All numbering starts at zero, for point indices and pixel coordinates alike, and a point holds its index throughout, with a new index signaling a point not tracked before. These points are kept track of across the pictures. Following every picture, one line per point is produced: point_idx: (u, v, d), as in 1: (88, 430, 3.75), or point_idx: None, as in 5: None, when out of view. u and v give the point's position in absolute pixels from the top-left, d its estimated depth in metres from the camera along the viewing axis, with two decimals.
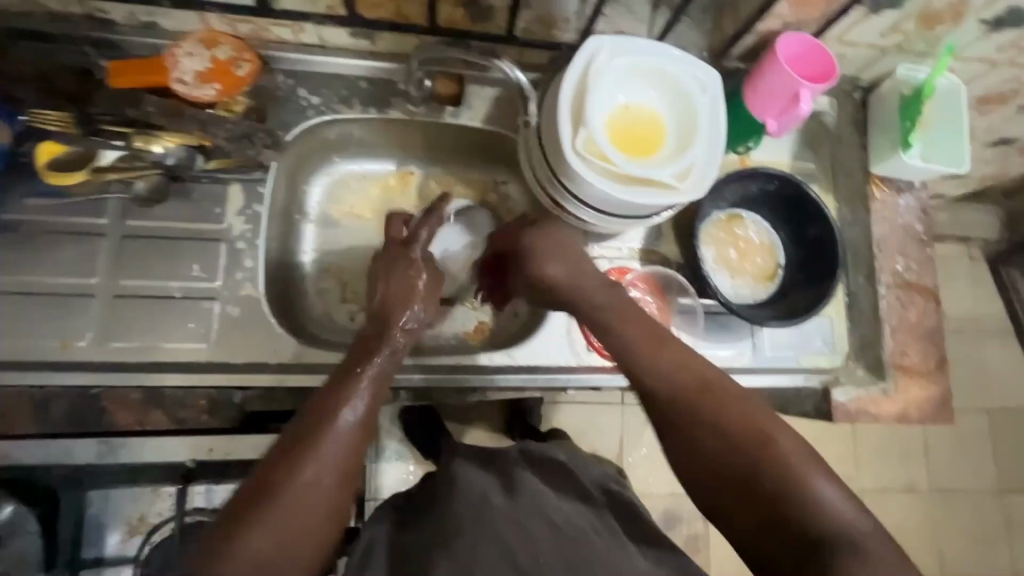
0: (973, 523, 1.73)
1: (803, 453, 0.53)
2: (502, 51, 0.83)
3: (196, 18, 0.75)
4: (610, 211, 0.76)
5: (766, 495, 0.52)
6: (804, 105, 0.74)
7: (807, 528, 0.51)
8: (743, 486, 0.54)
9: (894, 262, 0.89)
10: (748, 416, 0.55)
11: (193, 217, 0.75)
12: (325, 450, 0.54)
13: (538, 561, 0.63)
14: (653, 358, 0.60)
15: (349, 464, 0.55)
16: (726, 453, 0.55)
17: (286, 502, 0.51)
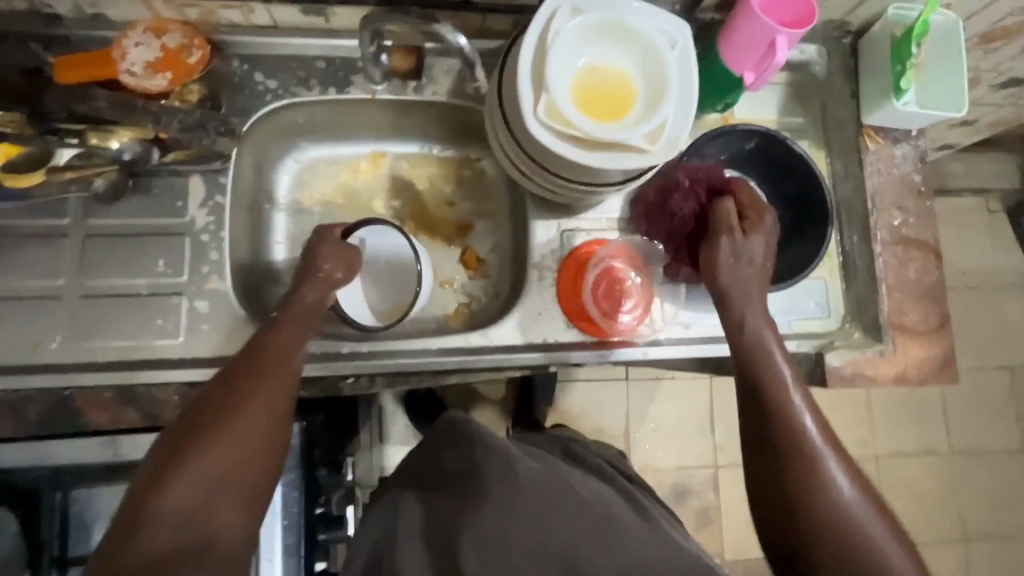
0: (994, 484, 1.68)
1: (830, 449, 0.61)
2: (463, 19, 0.79)
3: (142, 6, 0.73)
4: (580, 180, 0.73)
5: (784, 471, 0.61)
6: (780, 53, 0.69)
7: (809, 504, 0.59)
8: (777, 465, 0.61)
9: (891, 216, 0.84)
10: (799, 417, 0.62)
11: (155, 212, 0.74)
12: (250, 407, 0.60)
13: (570, 535, 0.61)
14: (761, 351, 0.66)
15: (273, 417, 0.61)
16: (781, 438, 0.62)
17: (205, 460, 0.56)
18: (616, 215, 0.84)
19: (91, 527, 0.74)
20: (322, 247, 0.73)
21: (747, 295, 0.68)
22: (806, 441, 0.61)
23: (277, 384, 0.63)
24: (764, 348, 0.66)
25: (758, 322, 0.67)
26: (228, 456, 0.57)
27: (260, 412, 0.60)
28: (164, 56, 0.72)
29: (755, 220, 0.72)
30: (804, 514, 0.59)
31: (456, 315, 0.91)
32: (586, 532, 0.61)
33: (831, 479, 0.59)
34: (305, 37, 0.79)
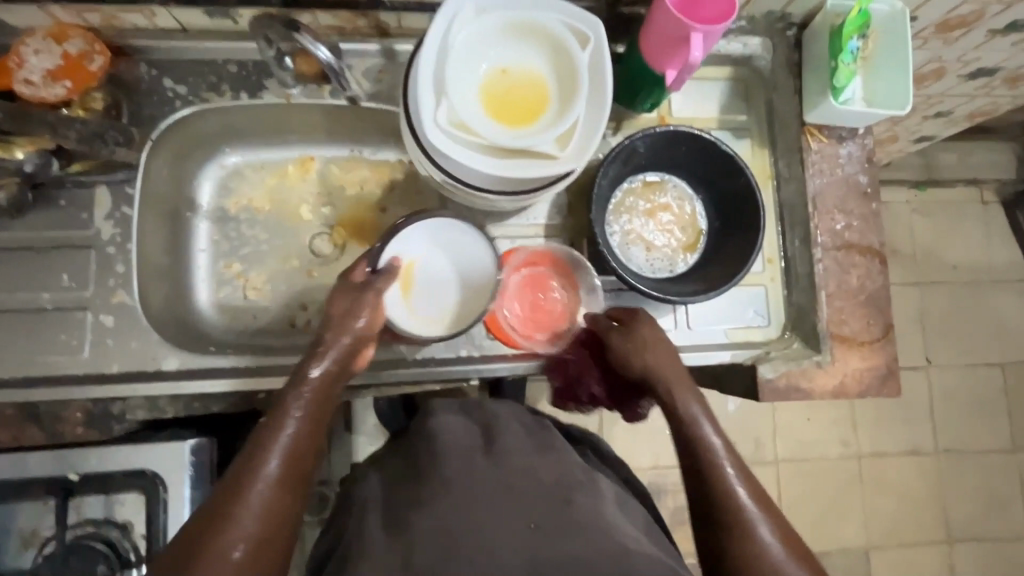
0: (988, 487, 1.57)
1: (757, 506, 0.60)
2: (377, 18, 0.76)
3: (40, 12, 0.71)
4: (491, 188, 0.69)
5: (719, 527, 0.59)
6: (694, 51, 0.65)
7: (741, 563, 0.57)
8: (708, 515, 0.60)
9: (832, 220, 0.80)
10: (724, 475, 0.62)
11: (60, 224, 0.73)
12: (252, 521, 0.55)
13: (532, 526, 0.53)
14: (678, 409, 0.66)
15: (274, 530, 0.56)
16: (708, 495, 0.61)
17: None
18: (542, 222, 0.80)
19: None
20: (346, 304, 0.67)
21: (660, 374, 0.69)
22: (734, 505, 0.59)
23: (280, 487, 0.58)
24: (690, 417, 0.66)
25: (679, 390, 0.67)
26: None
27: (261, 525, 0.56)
28: (65, 64, 0.71)
29: (629, 317, 0.73)
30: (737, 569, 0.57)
31: None
32: (547, 525, 0.53)
33: (757, 535, 0.58)
34: (214, 40, 0.76)
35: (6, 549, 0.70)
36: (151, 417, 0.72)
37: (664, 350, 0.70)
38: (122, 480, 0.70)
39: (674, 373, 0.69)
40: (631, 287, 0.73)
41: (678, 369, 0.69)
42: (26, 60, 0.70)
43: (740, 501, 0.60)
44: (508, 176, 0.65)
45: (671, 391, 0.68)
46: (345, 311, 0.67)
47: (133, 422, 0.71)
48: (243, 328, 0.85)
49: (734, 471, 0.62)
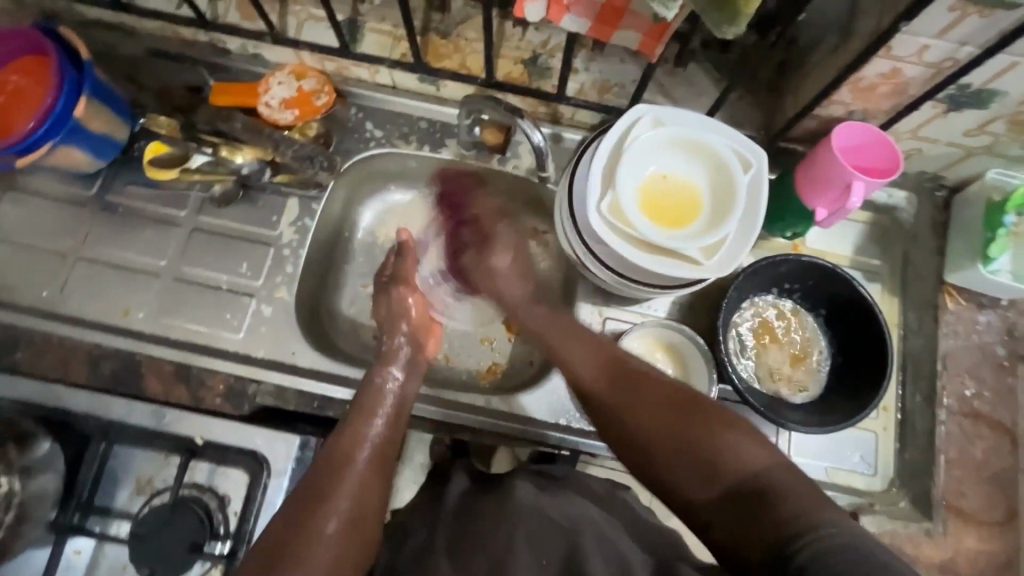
0: None
1: (679, 416, 0.59)
2: (556, 107, 0.86)
3: (293, 53, 0.86)
4: (633, 276, 0.75)
5: (638, 431, 0.61)
6: (855, 198, 0.69)
7: (732, 473, 0.53)
8: (652, 420, 0.60)
9: (962, 384, 0.79)
10: (609, 364, 0.69)
11: (254, 221, 0.85)
12: (354, 411, 0.71)
13: None
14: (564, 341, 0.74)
15: (399, 418, 0.73)
16: (616, 395, 0.65)
17: (363, 480, 0.64)
18: (662, 315, 0.83)
19: (110, 483, 0.77)
20: None
21: (631, 425, 0.62)
22: (624, 416, 0.63)
23: None
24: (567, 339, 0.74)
25: (646, 414, 0.61)
26: (351, 465, 0.65)
27: (388, 433, 0.71)
28: (298, 96, 0.85)
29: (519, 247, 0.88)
30: (717, 468, 0.54)
31: (487, 372, 0.92)
32: None
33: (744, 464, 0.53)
34: (416, 100, 0.89)
35: (120, 494, 0.78)
36: (275, 406, 0.80)
37: (612, 351, 0.70)
38: (237, 455, 0.76)
39: (601, 386, 0.67)
40: (744, 400, 0.73)
41: (624, 364, 0.67)
42: (271, 89, 0.84)
43: (709, 451, 0.55)
44: (652, 269, 0.71)
45: (625, 410, 0.63)
46: (413, 313, 0.84)
47: (258, 406, 0.79)
48: (363, 347, 0.89)
49: (645, 397, 0.62)
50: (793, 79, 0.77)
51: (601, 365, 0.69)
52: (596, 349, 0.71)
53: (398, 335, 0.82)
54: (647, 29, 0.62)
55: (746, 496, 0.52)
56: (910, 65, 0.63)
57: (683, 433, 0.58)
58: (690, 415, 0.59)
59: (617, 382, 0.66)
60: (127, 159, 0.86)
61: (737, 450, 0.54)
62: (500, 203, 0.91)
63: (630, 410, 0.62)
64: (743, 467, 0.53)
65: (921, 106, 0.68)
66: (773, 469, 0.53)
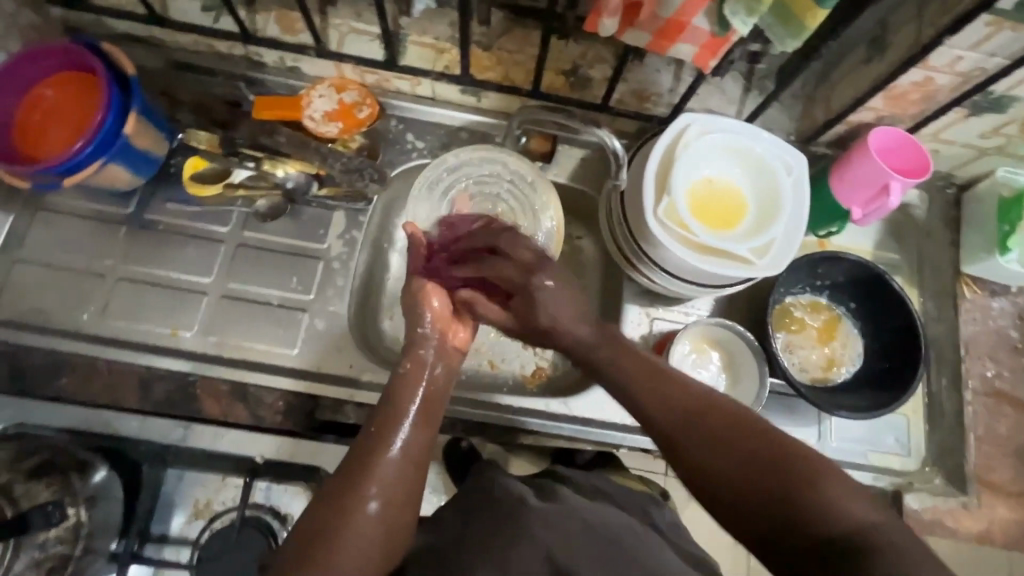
0: None
1: (753, 455, 0.53)
2: (595, 117, 0.89)
3: (334, 67, 0.86)
4: (685, 276, 0.78)
5: (706, 471, 0.55)
6: (892, 197, 0.75)
7: (828, 528, 0.48)
8: (724, 458, 0.54)
9: (983, 366, 0.85)
10: (665, 391, 0.60)
11: (300, 235, 0.84)
12: (382, 406, 0.65)
13: None
14: (612, 348, 0.65)
15: (434, 406, 0.66)
16: (680, 428, 0.57)
17: (397, 472, 0.60)
18: (705, 314, 0.87)
19: (166, 509, 0.76)
20: None
21: (705, 463, 0.55)
22: (695, 455, 0.56)
23: None
24: (608, 355, 0.65)
25: (721, 454, 0.54)
26: (380, 460, 0.60)
27: (418, 433, 0.63)
28: (340, 109, 0.84)
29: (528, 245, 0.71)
30: (802, 517, 0.49)
31: (532, 377, 0.92)
32: None
33: (841, 514, 0.48)
34: (456, 110, 0.90)
35: (175, 519, 0.76)
36: (334, 419, 0.78)
37: (675, 373, 0.61)
38: (297, 471, 0.77)
39: (662, 417, 0.59)
40: (797, 391, 0.77)
41: (691, 390, 0.59)
42: (313, 102, 0.84)
43: (799, 500, 0.49)
44: (707, 270, 0.74)
45: (694, 447, 0.56)
46: (434, 310, 0.72)
47: (318, 421, 0.78)
48: None
49: (716, 431, 0.55)
50: (823, 88, 0.82)
51: (661, 392, 0.60)
52: (640, 369, 0.63)
53: (419, 328, 0.72)
54: (705, 43, 0.65)
55: (843, 556, 0.46)
56: (941, 74, 0.69)
57: (767, 477, 0.52)
58: (771, 457, 0.52)
59: (686, 415, 0.58)
60: (164, 175, 0.84)
61: (835, 503, 0.48)
62: (518, 263, 0.70)
63: (703, 448, 0.55)
64: (839, 522, 0.48)
65: (947, 111, 0.74)
66: (869, 526, 0.47)
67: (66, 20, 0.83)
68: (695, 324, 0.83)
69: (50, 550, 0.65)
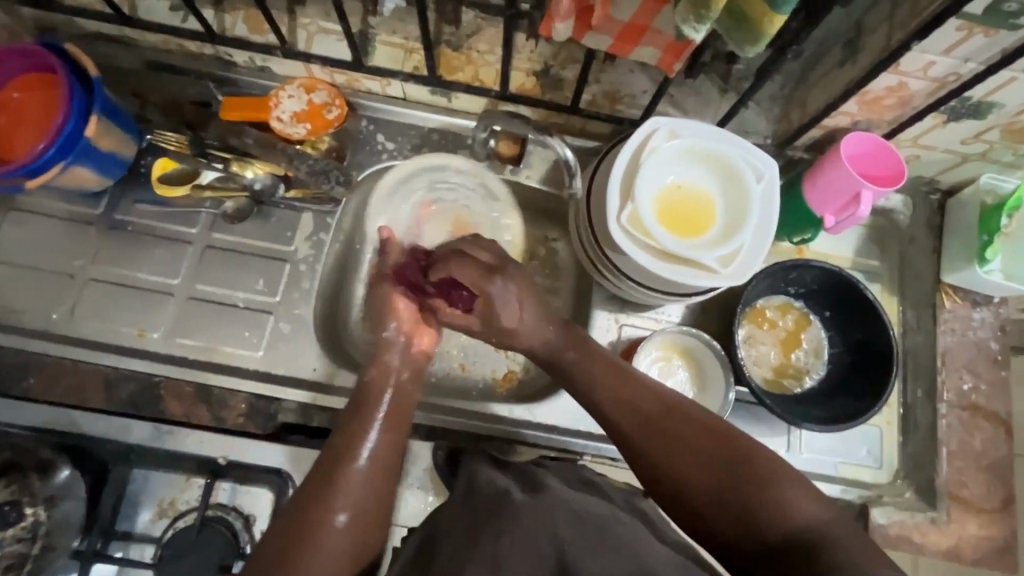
0: None
1: (715, 463, 0.57)
2: (567, 118, 0.88)
3: (303, 67, 0.85)
4: (651, 282, 0.77)
5: (673, 481, 0.58)
6: (863, 206, 0.73)
7: (785, 528, 0.51)
8: (692, 466, 0.57)
9: (961, 379, 0.83)
10: (632, 403, 0.64)
11: (268, 237, 0.84)
12: (351, 414, 0.67)
13: None
14: (589, 365, 0.69)
15: (400, 419, 0.68)
16: (649, 440, 0.61)
17: (361, 483, 0.61)
18: (675, 320, 0.86)
19: (132, 507, 0.77)
20: None
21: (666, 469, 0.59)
22: (662, 465, 0.59)
23: None
24: (589, 371, 0.68)
25: (687, 462, 0.58)
26: (348, 469, 0.61)
27: (389, 433, 0.66)
28: (309, 110, 0.84)
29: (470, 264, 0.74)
30: (763, 518, 0.52)
31: (504, 381, 0.89)
32: None
33: (796, 513, 0.52)
34: (427, 111, 0.89)
35: (141, 517, 0.77)
36: (298, 423, 0.80)
37: (645, 385, 0.65)
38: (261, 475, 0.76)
39: (633, 429, 0.62)
40: (761, 401, 0.76)
41: (660, 402, 0.63)
42: (282, 103, 0.83)
43: (759, 502, 0.53)
44: (671, 279, 0.72)
45: (663, 456, 0.59)
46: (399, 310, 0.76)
47: (280, 424, 0.80)
48: None
49: (682, 440, 0.59)
50: (799, 91, 0.79)
51: (632, 404, 0.64)
52: (615, 385, 0.66)
53: (385, 331, 0.75)
54: (668, 46, 0.63)
55: (796, 553, 0.49)
56: (914, 79, 0.66)
57: (728, 483, 0.55)
58: (735, 463, 0.56)
59: (648, 424, 0.61)
60: (134, 176, 0.84)
61: (787, 502, 0.52)
62: (478, 267, 0.73)
63: (668, 454, 0.59)
64: (793, 521, 0.51)
65: (923, 117, 0.71)
66: (823, 524, 0.51)
67: (37, 20, 0.83)
68: (662, 330, 0.82)
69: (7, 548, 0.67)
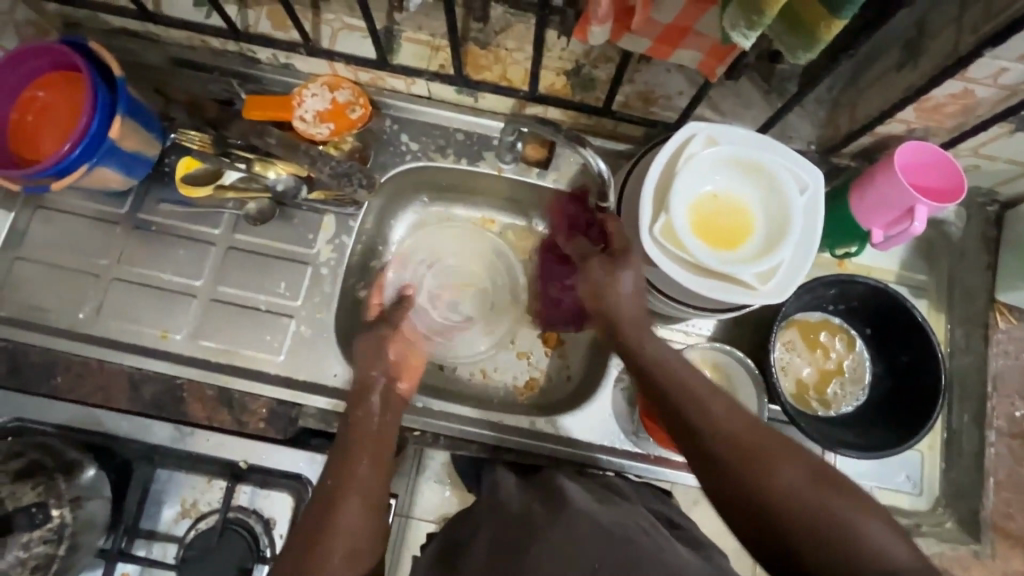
0: None
1: (813, 491, 0.51)
2: (598, 120, 0.84)
3: (326, 65, 0.83)
4: (681, 296, 0.73)
5: (761, 505, 0.52)
6: (917, 221, 0.68)
7: None
8: (790, 493, 0.51)
9: (1011, 405, 0.78)
10: (716, 416, 0.57)
11: (290, 239, 0.83)
12: (341, 443, 0.65)
13: None
14: (665, 366, 0.63)
15: (385, 445, 0.66)
16: (736, 456, 0.54)
17: (356, 523, 0.59)
18: (707, 334, 0.82)
19: (154, 506, 0.77)
20: None
21: (753, 499, 0.52)
22: (752, 485, 0.53)
23: None
24: (667, 369, 0.62)
25: (782, 487, 0.51)
26: (347, 498, 0.60)
27: (377, 474, 0.63)
28: (332, 108, 0.81)
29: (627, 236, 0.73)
30: (866, 566, 0.47)
31: (525, 389, 0.88)
32: None
33: (910, 568, 0.46)
34: (452, 111, 0.86)
35: (164, 515, 0.77)
36: (319, 428, 0.79)
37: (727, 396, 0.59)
38: (280, 479, 0.74)
39: (716, 440, 0.56)
40: (795, 423, 0.72)
41: (747, 418, 0.57)
42: (305, 101, 0.81)
43: (868, 547, 0.47)
44: (705, 294, 0.69)
45: (752, 476, 0.53)
46: (391, 357, 0.73)
47: (302, 428, 0.78)
48: None
49: (777, 461, 0.53)
50: (849, 95, 0.74)
51: (724, 415, 0.57)
52: (692, 387, 0.60)
53: (373, 369, 0.72)
54: (711, 49, 0.59)
55: None
56: (982, 87, 0.61)
57: (830, 518, 0.49)
58: (837, 499, 0.50)
59: (737, 446, 0.55)
60: (158, 175, 0.84)
61: (897, 553, 0.46)
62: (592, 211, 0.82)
63: (759, 483, 0.52)
64: (900, 569, 0.46)
65: (988, 126, 0.66)
66: None
67: (63, 15, 0.82)
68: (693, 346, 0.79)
69: (32, 550, 0.66)
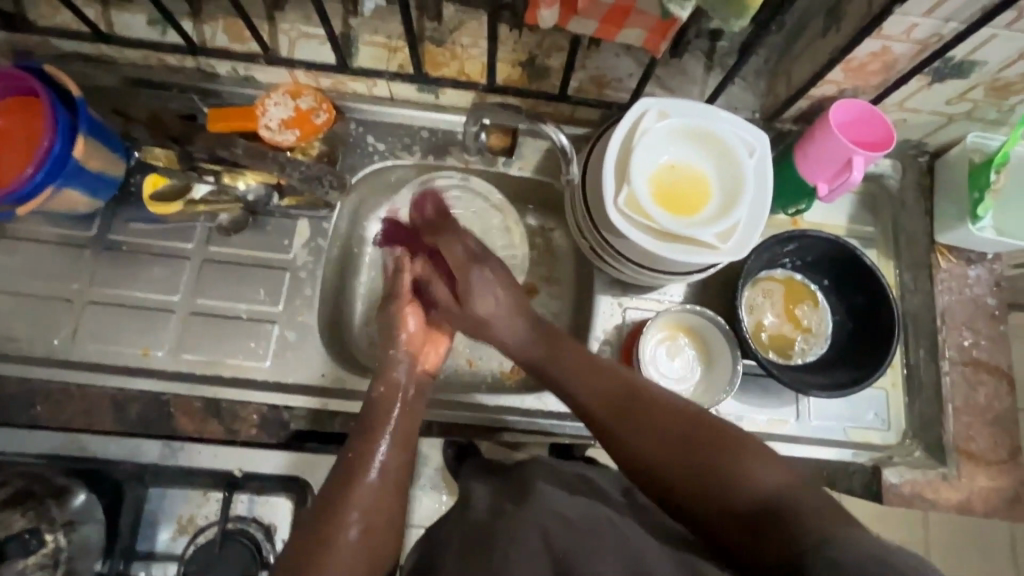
0: None
1: (678, 437, 0.62)
2: (556, 106, 0.88)
3: (286, 73, 0.84)
4: (651, 263, 0.77)
5: (643, 457, 0.62)
6: (856, 172, 0.74)
7: (741, 493, 0.55)
8: (663, 444, 0.62)
9: (961, 336, 0.84)
10: (603, 392, 0.68)
11: (266, 247, 0.84)
12: (359, 428, 0.70)
13: None
14: (558, 355, 0.73)
15: (408, 436, 0.71)
16: (622, 421, 0.65)
17: (373, 494, 0.64)
18: (678, 300, 0.86)
19: (149, 527, 0.75)
20: None
21: (644, 457, 0.62)
22: (633, 441, 0.63)
23: None
24: (558, 357, 0.73)
25: (653, 438, 0.63)
26: (358, 485, 0.64)
27: (394, 464, 0.67)
28: (296, 116, 0.83)
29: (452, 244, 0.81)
30: (726, 488, 0.56)
31: (511, 372, 0.90)
32: None
33: (752, 480, 0.56)
34: (416, 109, 0.89)
35: (161, 535, 0.75)
36: (311, 429, 0.80)
37: (611, 373, 0.70)
38: (278, 483, 0.75)
39: (602, 409, 0.67)
40: (772, 374, 0.76)
41: (628, 385, 0.68)
42: (269, 110, 0.82)
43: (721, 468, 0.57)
44: (672, 258, 0.73)
45: (632, 435, 0.64)
46: (411, 324, 0.79)
47: (293, 432, 0.80)
48: None
49: (652, 418, 0.64)
50: (785, 63, 0.80)
51: (604, 389, 0.69)
52: (582, 362, 0.72)
53: (393, 349, 0.77)
54: (653, 27, 0.63)
55: (756, 515, 0.53)
56: (897, 43, 0.67)
57: (693, 456, 0.59)
58: (703, 442, 0.60)
59: (628, 414, 0.66)
60: (125, 195, 0.83)
61: (747, 471, 0.56)
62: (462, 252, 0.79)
63: (643, 442, 0.63)
64: (754, 490, 0.55)
65: (909, 80, 0.72)
66: (781, 488, 0.54)
67: (15, 44, 0.82)
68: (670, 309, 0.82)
69: None
